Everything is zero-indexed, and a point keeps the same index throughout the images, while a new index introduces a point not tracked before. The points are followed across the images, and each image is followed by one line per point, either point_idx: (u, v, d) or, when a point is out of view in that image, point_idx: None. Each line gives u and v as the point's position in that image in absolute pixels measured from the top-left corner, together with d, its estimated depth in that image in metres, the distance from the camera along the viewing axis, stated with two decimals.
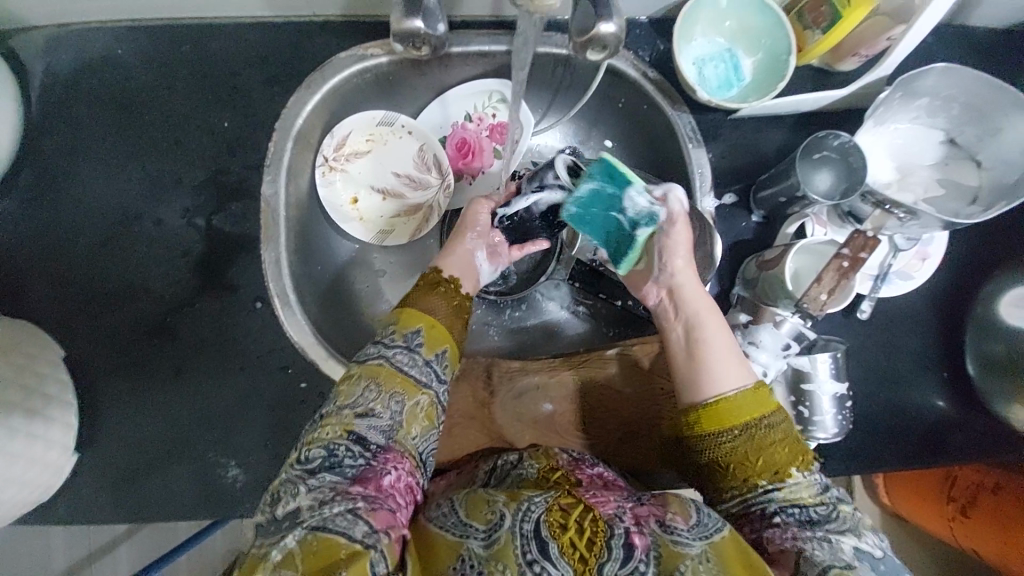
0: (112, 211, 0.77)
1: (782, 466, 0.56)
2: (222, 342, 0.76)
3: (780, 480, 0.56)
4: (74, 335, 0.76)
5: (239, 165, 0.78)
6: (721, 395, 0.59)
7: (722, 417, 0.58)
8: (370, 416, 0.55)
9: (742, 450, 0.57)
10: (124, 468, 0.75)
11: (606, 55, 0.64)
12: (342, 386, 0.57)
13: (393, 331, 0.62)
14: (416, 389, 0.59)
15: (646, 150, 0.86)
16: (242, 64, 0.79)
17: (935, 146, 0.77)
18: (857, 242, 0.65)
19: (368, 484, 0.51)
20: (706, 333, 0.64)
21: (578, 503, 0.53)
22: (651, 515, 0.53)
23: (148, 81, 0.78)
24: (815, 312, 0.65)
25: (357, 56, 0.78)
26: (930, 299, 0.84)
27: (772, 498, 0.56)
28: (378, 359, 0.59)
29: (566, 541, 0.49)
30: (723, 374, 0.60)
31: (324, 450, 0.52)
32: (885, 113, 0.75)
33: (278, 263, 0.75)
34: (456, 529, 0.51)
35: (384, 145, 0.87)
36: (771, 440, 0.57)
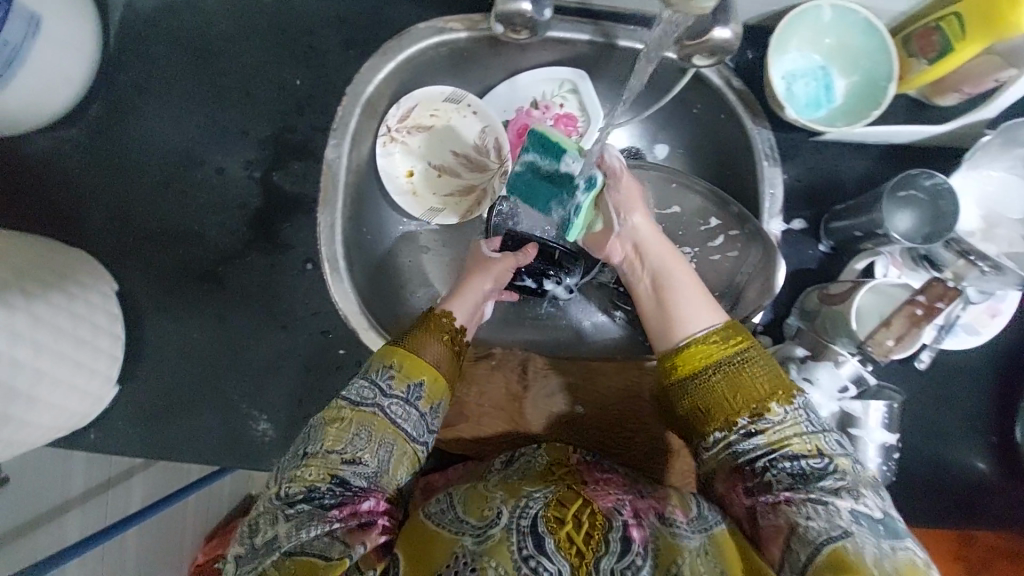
0: (177, 154, 0.78)
1: (762, 402, 0.56)
2: (268, 298, 0.77)
3: (760, 420, 0.56)
4: (128, 270, 0.77)
5: (305, 125, 0.78)
6: (693, 336, 0.61)
7: (695, 360, 0.60)
8: (357, 463, 0.57)
9: (718, 389, 0.58)
10: (159, 406, 0.77)
11: (713, 63, 0.65)
12: (331, 426, 0.58)
13: (390, 379, 0.61)
14: (405, 438, 0.60)
15: (716, 162, 0.83)
16: (321, 23, 0.78)
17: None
18: (935, 291, 0.62)
19: (345, 509, 0.54)
20: (673, 278, 0.67)
21: (578, 499, 0.55)
22: (650, 509, 0.57)
23: (227, 29, 0.78)
24: (880, 357, 0.63)
25: (435, 28, 0.76)
26: (993, 358, 0.80)
27: (759, 444, 0.55)
28: (371, 407, 0.59)
29: (563, 536, 0.52)
30: (692, 315, 0.63)
31: (306, 487, 0.55)
32: (981, 158, 0.70)
33: (332, 227, 0.75)
34: (452, 525, 0.55)
35: (447, 122, 0.86)
36: (749, 376, 0.57)
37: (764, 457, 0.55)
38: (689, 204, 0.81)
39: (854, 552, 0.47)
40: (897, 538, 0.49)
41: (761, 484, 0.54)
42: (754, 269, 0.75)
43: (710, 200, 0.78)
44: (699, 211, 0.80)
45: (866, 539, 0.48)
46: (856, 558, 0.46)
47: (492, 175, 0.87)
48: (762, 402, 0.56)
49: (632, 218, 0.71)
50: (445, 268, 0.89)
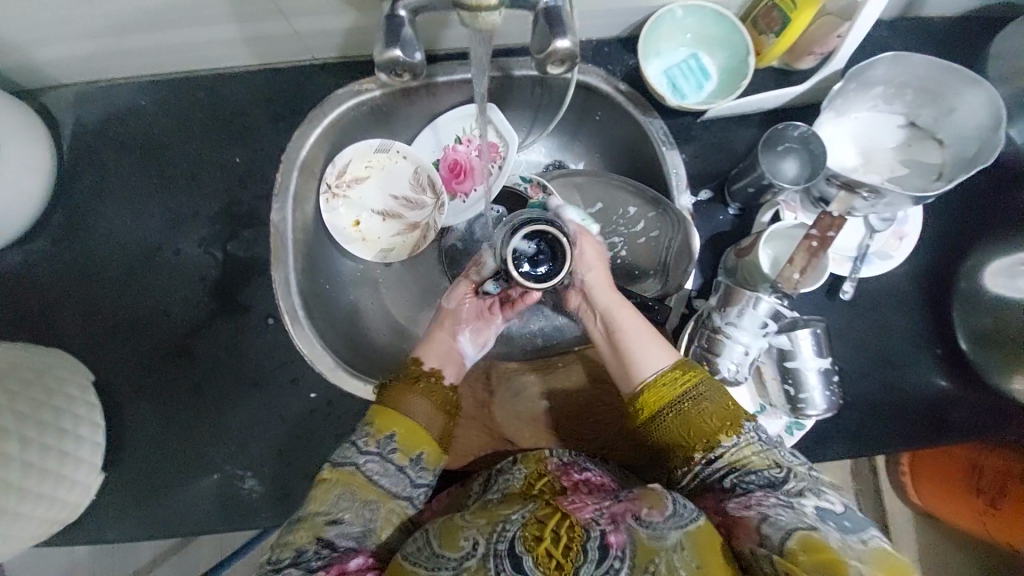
0: (136, 245, 0.84)
1: (712, 436, 0.59)
2: (238, 361, 0.81)
3: (715, 449, 0.59)
4: (102, 361, 0.82)
5: (250, 196, 0.86)
6: (645, 380, 0.64)
7: (655, 399, 0.63)
8: (339, 524, 0.59)
9: (672, 429, 0.61)
10: (147, 484, 0.79)
11: (566, 68, 0.62)
12: (316, 490, 0.61)
13: (367, 436, 0.64)
14: (388, 496, 0.63)
15: (625, 156, 0.92)
16: (250, 106, 0.87)
17: (897, 129, 0.82)
18: (823, 222, 0.69)
19: (333, 569, 0.55)
20: (620, 323, 0.70)
21: (556, 512, 0.55)
22: (627, 512, 0.55)
23: (167, 126, 0.87)
24: (791, 291, 0.69)
25: (354, 91, 0.86)
26: (915, 277, 0.86)
27: (719, 467, 0.59)
28: (350, 466, 0.62)
29: (542, 552, 0.51)
30: (645, 358, 0.66)
31: (294, 552, 0.57)
32: (843, 105, 0.81)
33: (287, 281, 0.81)
34: (428, 561, 0.54)
35: (382, 170, 0.95)
36: (699, 413, 0.60)
37: (774, 522, 0.52)
38: (610, 198, 0.88)
39: (822, 538, 0.49)
40: (862, 531, 0.51)
41: (723, 484, 0.58)
42: (676, 243, 0.83)
43: (627, 190, 0.86)
44: (619, 203, 0.88)
45: (831, 533, 0.50)
46: (823, 541, 0.49)
47: (431, 210, 0.94)
48: (718, 434, 0.59)
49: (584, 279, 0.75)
50: (403, 302, 0.95)
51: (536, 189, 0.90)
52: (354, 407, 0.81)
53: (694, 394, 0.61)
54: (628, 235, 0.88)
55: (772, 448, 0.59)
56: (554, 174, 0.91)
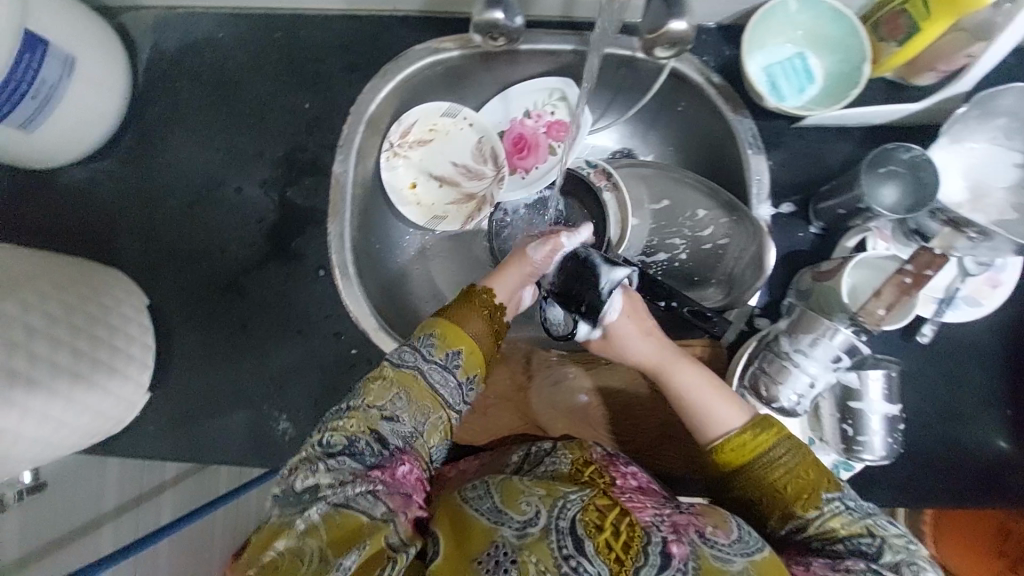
0: (200, 177, 0.85)
1: (790, 504, 0.57)
2: (284, 306, 0.82)
3: (795, 518, 0.57)
4: (156, 287, 0.83)
5: (315, 143, 0.84)
6: (716, 442, 0.61)
7: (730, 460, 0.60)
8: (394, 422, 0.59)
9: (751, 490, 0.59)
10: (185, 411, 0.81)
11: (672, 54, 0.65)
12: (374, 384, 0.61)
13: (431, 346, 0.63)
14: (442, 405, 0.62)
15: (704, 154, 0.87)
16: (326, 52, 0.85)
17: (1011, 168, 0.73)
18: (923, 259, 0.63)
19: (385, 471, 0.56)
20: (682, 384, 0.64)
21: (615, 506, 0.53)
22: (689, 525, 0.53)
23: (242, 62, 0.86)
24: (873, 327, 0.65)
25: (431, 49, 0.82)
26: (1001, 329, 0.79)
27: (802, 533, 0.57)
28: (412, 369, 0.61)
29: (603, 542, 0.49)
30: (714, 420, 0.62)
31: (347, 440, 0.57)
32: (963, 130, 0.72)
33: (341, 236, 0.80)
34: (492, 514, 0.52)
35: (446, 135, 0.92)
36: (778, 478, 0.58)
37: None
38: (680, 197, 0.84)
39: None
40: None
41: (802, 539, 0.57)
42: (746, 254, 0.78)
43: (701, 190, 0.81)
44: (689, 203, 0.83)
45: None
46: None
47: (490, 182, 0.92)
48: (796, 504, 0.57)
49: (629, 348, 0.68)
50: (448, 273, 0.94)
51: (600, 175, 0.87)
52: None
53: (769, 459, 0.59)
54: (692, 239, 0.84)
55: (863, 516, 0.55)
56: (623, 163, 0.88)
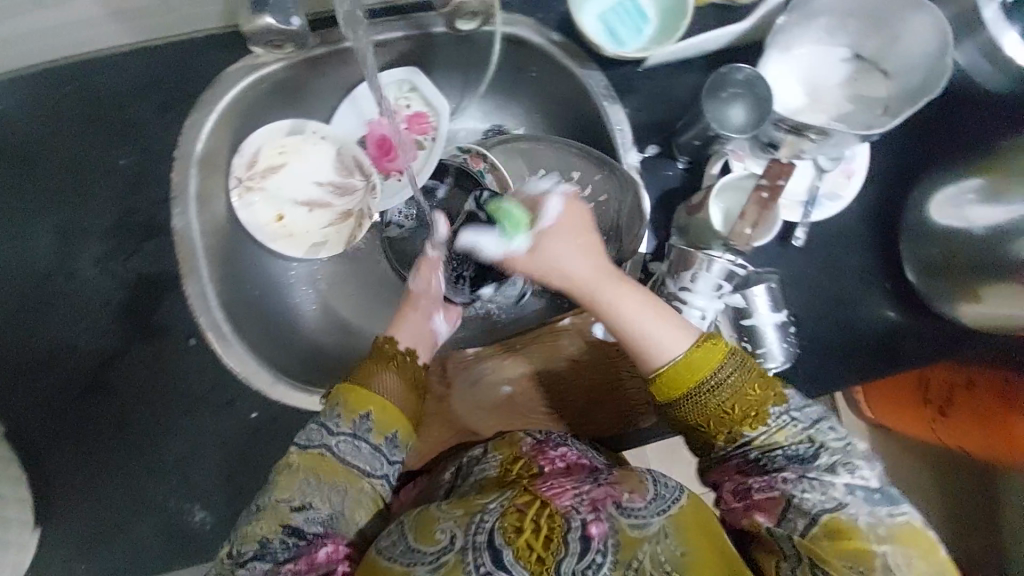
0: (24, 273, 0.74)
1: (738, 424, 0.55)
2: (164, 388, 0.74)
3: (742, 437, 0.56)
4: (5, 408, 0.73)
5: (145, 202, 0.75)
6: (659, 370, 0.56)
7: (673, 386, 0.56)
8: (308, 510, 0.55)
9: (695, 415, 0.56)
10: (85, 533, 0.72)
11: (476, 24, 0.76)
12: (280, 475, 0.57)
13: (337, 417, 0.58)
14: (359, 477, 0.58)
15: (564, 114, 0.85)
16: (128, 96, 0.75)
17: (840, 63, 0.78)
18: (773, 171, 0.67)
19: (301, 562, 0.53)
20: (623, 315, 0.58)
21: (535, 499, 0.51)
22: (607, 497, 0.52)
23: (32, 129, 0.75)
24: (743, 246, 0.66)
25: (249, 65, 0.74)
26: (864, 214, 0.85)
27: (748, 449, 0.56)
28: (320, 447, 0.58)
29: (523, 544, 0.48)
30: (659, 346, 0.57)
31: (256, 545, 0.54)
32: (787, 40, 0.76)
33: (203, 295, 0.73)
34: (404, 557, 0.51)
35: (300, 155, 0.84)
36: (722, 399, 0.55)
37: (801, 506, 0.52)
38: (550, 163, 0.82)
39: (847, 519, 0.51)
40: (894, 504, 0.52)
41: (754, 459, 0.56)
42: (625, 204, 0.78)
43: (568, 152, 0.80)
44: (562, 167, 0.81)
45: (860, 509, 0.52)
46: (847, 522, 0.51)
47: (363, 193, 0.86)
48: (739, 427, 0.55)
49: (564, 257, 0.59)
50: (346, 295, 0.87)
51: (476, 160, 0.78)
52: (303, 420, 0.75)
53: (718, 378, 0.55)
54: None
55: (805, 427, 0.56)
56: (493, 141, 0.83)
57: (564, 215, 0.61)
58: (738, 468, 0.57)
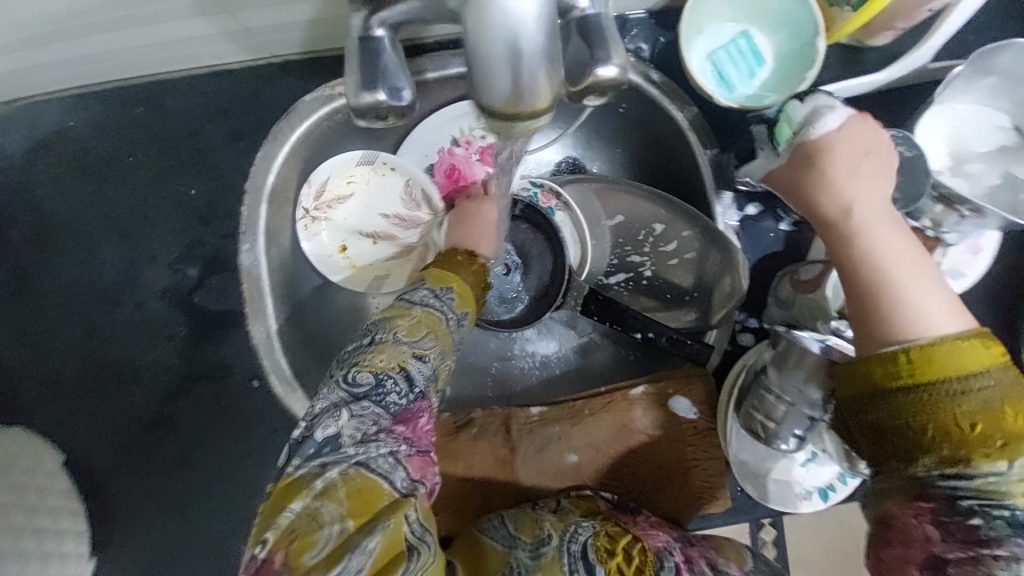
0: (93, 299, 0.73)
1: (971, 445, 0.40)
2: (224, 426, 0.72)
3: (967, 463, 0.40)
4: (72, 434, 0.73)
5: (213, 234, 0.72)
6: (914, 343, 0.42)
7: (925, 370, 0.41)
8: (422, 360, 0.53)
9: (921, 416, 0.41)
10: (144, 565, 0.72)
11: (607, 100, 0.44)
12: (398, 321, 0.54)
13: (451, 299, 0.58)
14: (454, 350, 0.57)
15: (654, 158, 0.77)
16: (200, 121, 0.72)
17: (998, 132, 0.67)
18: None
19: (409, 427, 0.50)
20: (881, 255, 0.45)
21: (626, 533, 0.57)
22: (702, 557, 0.55)
23: (105, 150, 0.72)
24: None
25: (323, 97, 0.69)
26: (988, 292, 0.75)
27: (960, 483, 0.41)
28: (440, 314, 0.56)
29: (615, 566, 0.53)
30: (925, 312, 0.43)
31: (374, 377, 0.50)
32: (949, 94, 0.66)
33: (269, 336, 0.70)
34: (507, 540, 0.60)
35: (368, 185, 0.77)
36: (977, 411, 0.40)
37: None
38: (632, 211, 0.75)
39: None
40: None
41: (965, 519, 0.41)
42: (715, 269, 0.72)
43: (654, 203, 0.73)
44: (643, 217, 0.74)
45: None
46: None
47: (430, 228, 0.78)
48: (971, 447, 0.40)
49: (827, 189, 0.49)
50: None
51: (548, 195, 0.76)
52: None
53: (977, 383, 0.40)
54: (654, 256, 0.75)
55: None
56: (569, 178, 0.76)
57: (842, 138, 0.51)
58: (931, 516, 0.42)
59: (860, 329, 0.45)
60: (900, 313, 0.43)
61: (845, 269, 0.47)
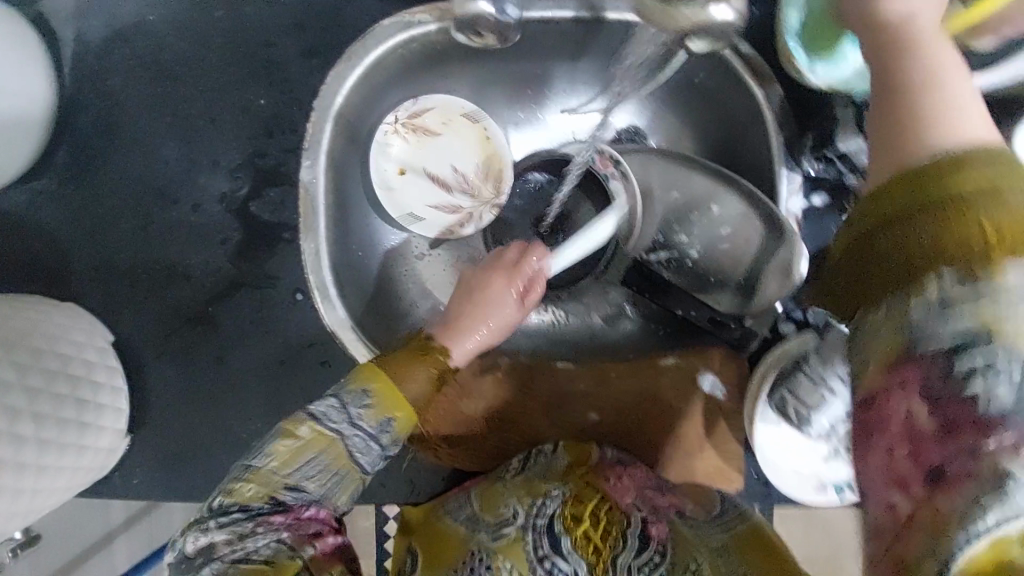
0: (154, 194, 0.75)
1: (982, 235, 0.33)
2: (264, 334, 0.75)
3: (975, 264, 0.33)
4: (121, 321, 0.76)
5: (277, 147, 0.74)
6: (938, 152, 0.36)
7: (936, 177, 0.35)
8: (300, 488, 0.50)
9: (909, 239, 0.35)
10: (171, 454, 0.76)
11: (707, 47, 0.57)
12: (283, 444, 0.51)
13: (364, 409, 0.53)
14: (357, 472, 0.54)
15: (721, 136, 0.76)
16: (279, 34, 0.73)
17: None
18: None
19: (290, 517, 0.48)
20: (921, 60, 0.40)
21: (592, 498, 0.60)
22: (667, 507, 0.61)
23: (181, 50, 0.74)
24: None
25: (402, 23, 0.70)
26: None
27: (940, 282, 0.34)
28: (334, 430, 0.52)
29: (582, 533, 0.58)
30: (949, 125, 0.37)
31: (242, 503, 0.48)
32: None
33: (316, 254, 0.72)
34: (469, 524, 0.61)
35: (458, 135, 0.80)
36: (1000, 205, 0.33)
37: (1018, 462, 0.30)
38: (694, 188, 0.71)
39: None
40: None
41: (951, 370, 0.32)
42: (766, 264, 0.68)
43: (720, 183, 0.70)
44: (703, 198, 0.71)
45: None
46: None
47: (485, 203, 0.79)
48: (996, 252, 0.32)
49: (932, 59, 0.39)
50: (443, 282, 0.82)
51: (606, 162, 0.74)
52: None
53: (984, 164, 0.35)
54: (706, 239, 0.71)
55: None
56: (634, 148, 0.75)
57: None
58: (919, 382, 0.33)
59: (884, 130, 0.39)
60: (944, 118, 0.37)
61: (883, 64, 0.41)
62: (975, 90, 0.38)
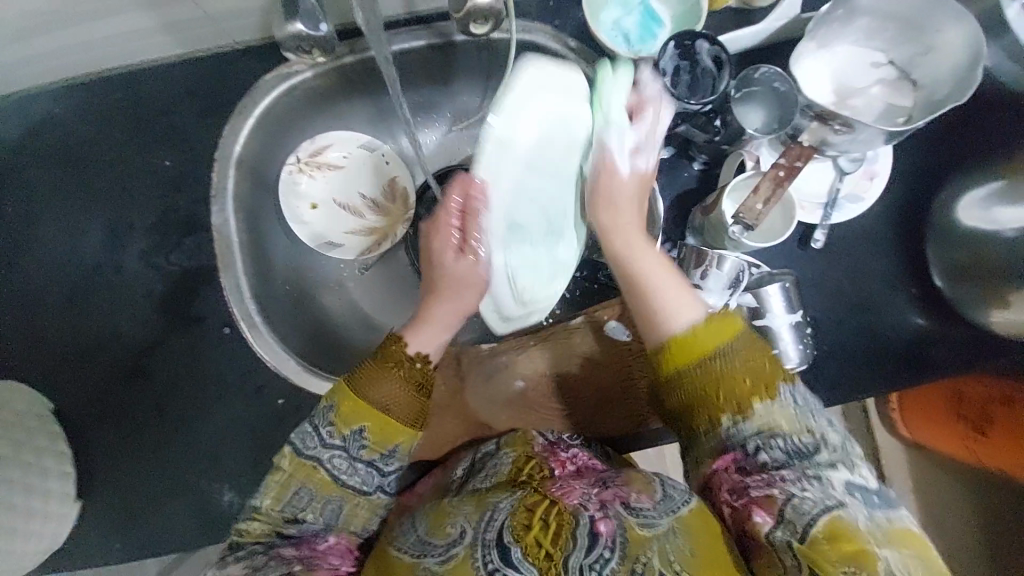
0: (77, 265, 0.80)
1: (743, 399, 0.54)
2: (199, 374, 0.79)
3: (745, 413, 0.54)
4: (57, 391, 0.78)
5: (187, 200, 0.81)
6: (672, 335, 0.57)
7: (684, 355, 0.56)
8: (300, 520, 0.57)
9: (701, 385, 0.56)
10: (121, 512, 0.76)
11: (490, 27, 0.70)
12: (273, 479, 0.57)
13: (331, 426, 0.57)
14: (355, 493, 0.58)
15: None
16: (173, 103, 0.81)
17: (874, 67, 0.77)
18: (793, 152, 0.71)
19: (302, 548, 0.56)
20: (651, 280, 0.62)
21: (544, 500, 0.54)
22: (615, 498, 0.56)
23: (87, 132, 0.81)
24: (755, 222, 0.69)
25: (282, 75, 0.78)
26: (888, 217, 0.83)
27: (747, 430, 0.54)
28: (313, 459, 0.57)
29: (531, 541, 0.50)
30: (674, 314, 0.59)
31: (257, 543, 0.56)
32: (827, 35, 0.75)
33: (236, 287, 0.77)
34: (415, 549, 0.55)
35: (358, 164, 0.88)
36: (731, 372, 0.55)
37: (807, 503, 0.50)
38: None
39: (850, 520, 0.48)
40: (891, 507, 0.51)
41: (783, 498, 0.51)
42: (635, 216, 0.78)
43: None
44: None
45: (860, 511, 0.49)
46: (850, 523, 0.48)
47: (396, 218, 0.89)
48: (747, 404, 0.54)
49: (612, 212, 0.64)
50: (371, 295, 0.90)
51: None
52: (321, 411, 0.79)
53: (725, 350, 0.56)
54: None
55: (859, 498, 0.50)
56: None
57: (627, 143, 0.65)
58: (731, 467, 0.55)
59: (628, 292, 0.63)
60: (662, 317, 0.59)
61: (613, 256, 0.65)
62: (634, 214, 0.64)
